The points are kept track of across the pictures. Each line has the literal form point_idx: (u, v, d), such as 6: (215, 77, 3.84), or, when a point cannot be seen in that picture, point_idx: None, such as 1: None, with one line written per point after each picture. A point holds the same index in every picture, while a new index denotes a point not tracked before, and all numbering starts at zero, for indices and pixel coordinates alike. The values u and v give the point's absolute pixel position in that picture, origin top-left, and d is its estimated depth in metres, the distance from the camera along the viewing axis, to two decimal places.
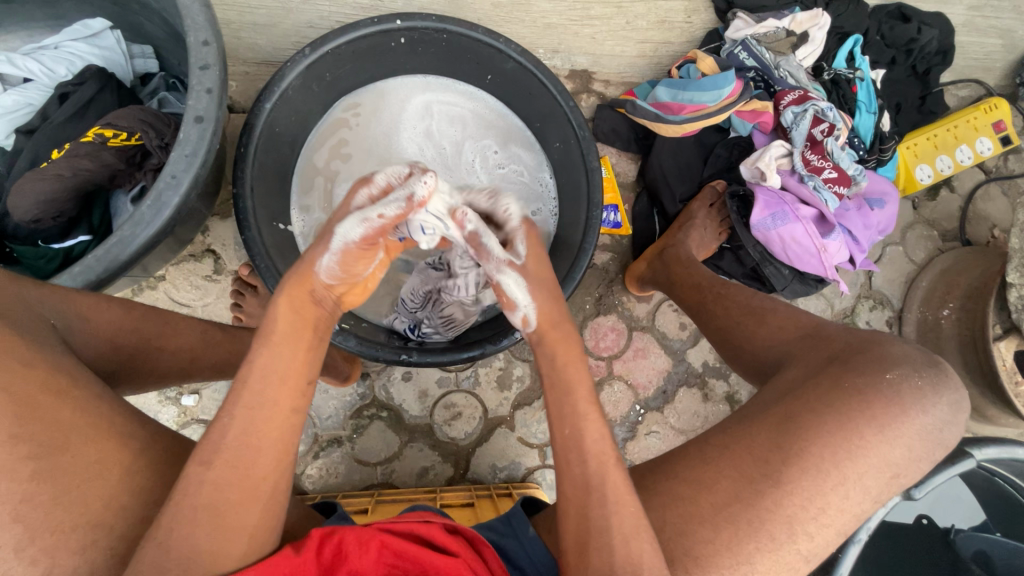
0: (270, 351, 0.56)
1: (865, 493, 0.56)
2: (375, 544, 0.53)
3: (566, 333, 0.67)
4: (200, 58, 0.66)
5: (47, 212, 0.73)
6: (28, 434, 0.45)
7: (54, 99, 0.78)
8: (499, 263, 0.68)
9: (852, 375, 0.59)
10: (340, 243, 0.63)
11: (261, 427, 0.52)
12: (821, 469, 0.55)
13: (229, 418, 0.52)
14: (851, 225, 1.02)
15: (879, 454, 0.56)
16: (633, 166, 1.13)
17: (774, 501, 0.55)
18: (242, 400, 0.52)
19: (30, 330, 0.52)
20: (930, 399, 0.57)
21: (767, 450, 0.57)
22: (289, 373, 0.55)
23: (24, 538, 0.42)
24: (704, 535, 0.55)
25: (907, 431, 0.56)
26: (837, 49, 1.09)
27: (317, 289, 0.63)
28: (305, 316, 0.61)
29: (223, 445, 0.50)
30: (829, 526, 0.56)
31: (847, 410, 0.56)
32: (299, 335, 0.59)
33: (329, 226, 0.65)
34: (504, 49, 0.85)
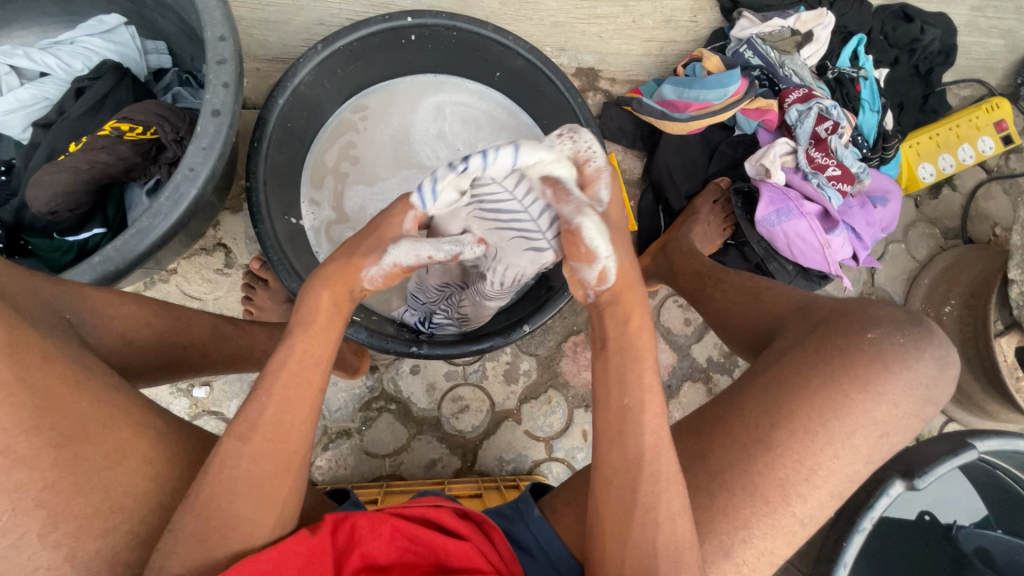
0: (310, 337, 0.54)
1: (854, 453, 0.57)
2: (387, 528, 0.55)
3: (640, 298, 0.59)
4: (217, 53, 0.67)
5: (64, 204, 0.74)
6: (49, 423, 0.46)
7: (71, 93, 0.79)
8: (579, 203, 0.57)
9: (837, 336, 0.60)
10: (391, 264, 0.59)
11: (298, 404, 0.51)
12: (809, 430, 0.56)
13: (268, 396, 0.50)
14: (854, 223, 1.03)
15: (865, 413, 0.57)
16: (639, 163, 1.14)
17: (765, 464, 0.56)
18: (281, 380, 0.51)
19: (47, 323, 0.53)
20: (912, 354, 0.58)
21: (756, 417, 0.58)
22: (323, 358, 0.54)
23: (47, 524, 0.44)
24: (703, 502, 0.56)
25: (893, 388, 0.57)
26: (840, 49, 1.10)
27: (355, 290, 0.60)
28: (342, 312, 0.58)
29: (263, 421, 0.49)
30: (821, 486, 0.57)
31: (834, 372, 0.57)
32: (335, 325, 0.57)
33: (378, 241, 0.59)
34: (513, 47, 0.87)
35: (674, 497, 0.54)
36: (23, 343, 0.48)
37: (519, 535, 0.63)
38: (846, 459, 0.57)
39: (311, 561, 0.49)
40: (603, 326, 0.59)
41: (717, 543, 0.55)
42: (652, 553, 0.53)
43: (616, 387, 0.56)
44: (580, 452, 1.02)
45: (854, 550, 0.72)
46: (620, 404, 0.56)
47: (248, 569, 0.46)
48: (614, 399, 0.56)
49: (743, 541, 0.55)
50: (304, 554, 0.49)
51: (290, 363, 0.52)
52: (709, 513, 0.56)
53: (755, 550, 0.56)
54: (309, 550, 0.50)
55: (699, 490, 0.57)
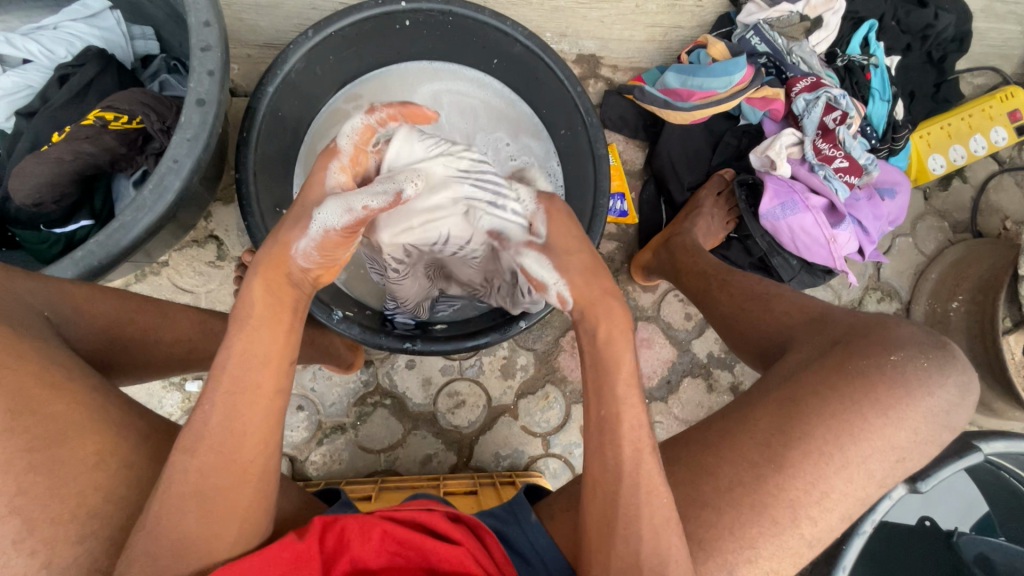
0: (248, 334, 0.51)
1: (869, 478, 0.56)
2: (377, 533, 0.53)
3: (617, 307, 0.58)
4: (201, 40, 0.65)
5: (48, 196, 0.72)
6: (24, 426, 0.45)
7: (54, 81, 0.77)
8: (518, 244, 0.64)
9: (855, 357, 0.58)
10: (320, 229, 0.55)
11: (241, 410, 0.49)
12: (822, 453, 0.55)
13: (210, 403, 0.49)
14: (862, 216, 1.00)
15: (883, 438, 0.55)
16: (640, 153, 1.11)
17: (775, 485, 0.54)
18: (229, 386, 0.49)
19: (26, 323, 0.51)
20: (936, 380, 0.56)
21: (768, 435, 0.57)
22: (271, 356, 0.51)
23: (24, 529, 0.43)
24: (708, 518, 0.55)
25: (911, 414, 0.56)
26: (850, 36, 1.06)
27: (294, 272, 0.55)
28: (283, 299, 0.54)
29: (207, 430, 0.48)
30: (832, 509, 0.55)
31: (852, 394, 0.56)
32: (278, 318, 0.53)
33: (306, 205, 0.56)
34: (511, 32, 0.84)
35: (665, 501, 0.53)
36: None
37: (513, 539, 0.62)
38: (861, 483, 0.56)
39: (298, 564, 0.49)
40: (582, 337, 0.60)
41: (720, 561, 0.54)
42: (644, 561, 0.52)
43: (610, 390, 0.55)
44: (578, 448, 1.01)
45: (854, 553, 0.73)
46: (618, 411, 0.55)
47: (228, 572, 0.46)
48: (611, 408, 0.55)
49: (749, 561, 0.54)
50: (291, 557, 0.49)
51: (229, 367, 0.50)
52: (715, 529, 0.54)
53: (760, 570, 0.54)
54: (297, 552, 0.49)
55: (704, 507, 0.55)
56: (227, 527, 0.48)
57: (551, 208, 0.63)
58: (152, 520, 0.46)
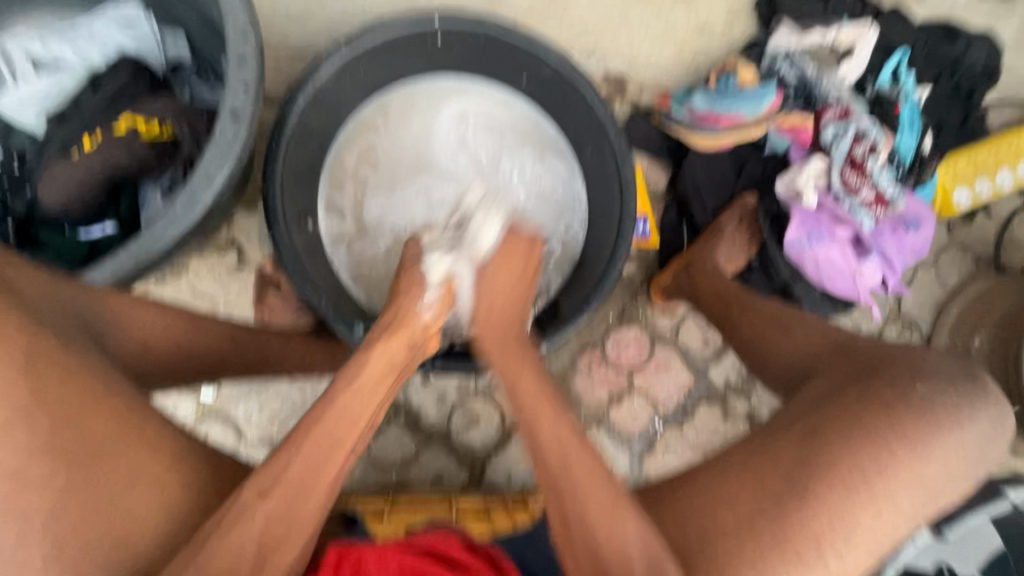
0: (352, 394, 0.55)
1: (900, 513, 0.54)
2: (395, 558, 0.53)
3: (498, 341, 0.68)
4: (235, 51, 0.65)
5: (76, 199, 0.74)
6: (63, 444, 0.45)
7: (87, 87, 0.77)
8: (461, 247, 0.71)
9: (881, 387, 0.57)
10: (438, 280, 0.67)
11: (322, 464, 0.51)
12: (849, 485, 0.53)
13: (295, 450, 0.51)
14: (886, 248, 0.99)
15: (911, 472, 0.54)
16: (664, 175, 1.10)
17: (799, 517, 0.53)
18: (311, 438, 0.51)
19: (62, 328, 0.52)
20: (966, 413, 0.56)
21: (793, 466, 0.55)
22: (360, 418, 0.54)
23: (52, 552, 0.43)
24: (728, 547, 0.53)
25: (942, 447, 0.55)
26: (882, 64, 1.05)
27: (416, 332, 0.64)
28: (393, 362, 0.61)
29: (285, 476, 0.50)
30: (859, 546, 0.53)
31: (875, 424, 0.55)
32: (380, 382, 0.58)
33: (413, 270, 0.68)
34: (543, 55, 0.85)
35: None
36: (24, 357, 0.45)
37: None
38: (891, 520, 0.54)
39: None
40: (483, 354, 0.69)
41: None
42: None
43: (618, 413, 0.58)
44: None
45: None
46: None
47: None
48: None
49: None
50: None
51: (324, 421, 0.52)
52: (736, 559, 0.53)
53: None
54: None
55: (726, 535, 0.54)
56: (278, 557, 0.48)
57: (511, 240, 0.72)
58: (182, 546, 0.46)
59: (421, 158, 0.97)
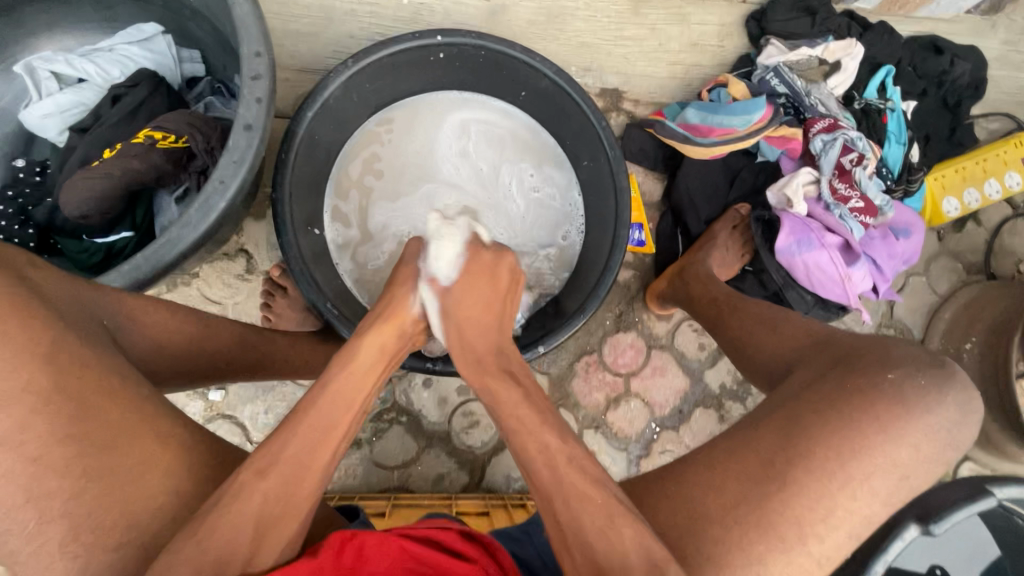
0: (347, 378, 0.59)
1: (873, 495, 0.56)
2: (394, 547, 0.55)
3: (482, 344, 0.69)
4: (252, 69, 0.69)
5: (95, 208, 0.77)
6: (82, 433, 0.48)
7: (107, 100, 0.81)
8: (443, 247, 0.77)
9: (854, 375, 0.60)
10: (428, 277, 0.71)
11: (318, 446, 0.54)
12: (826, 469, 0.56)
13: (290, 435, 0.54)
14: (876, 255, 1.02)
15: (885, 456, 0.56)
16: (659, 185, 1.14)
17: (780, 501, 0.55)
18: (308, 421, 0.55)
19: (81, 325, 0.55)
20: (933, 398, 0.58)
21: (772, 453, 0.58)
22: (354, 401, 0.58)
23: (68, 534, 0.46)
24: (713, 531, 0.55)
25: (912, 431, 0.57)
26: (868, 80, 1.10)
27: (406, 324, 0.68)
28: (385, 352, 0.65)
29: (281, 457, 0.52)
30: (839, 528, 0.55)
31: (851, 411, 0.57)
32: (375, 367, 0.62)
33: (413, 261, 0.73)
34: (541, 67, 0.87)
35: None
36: (42, 354, 0.48)
37: None
38: (866, 501, 0.56)
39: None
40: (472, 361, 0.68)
41: None
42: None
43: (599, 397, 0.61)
44: None
45: None
46: None
47: None
48: None
49: None
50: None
51: (321, 405, 0.56)
52: (722, 543, 0.54)
53: None
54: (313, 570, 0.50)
55: (709, 520, 0.56)
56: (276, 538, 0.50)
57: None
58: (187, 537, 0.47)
59: (424, 167, 1.02)
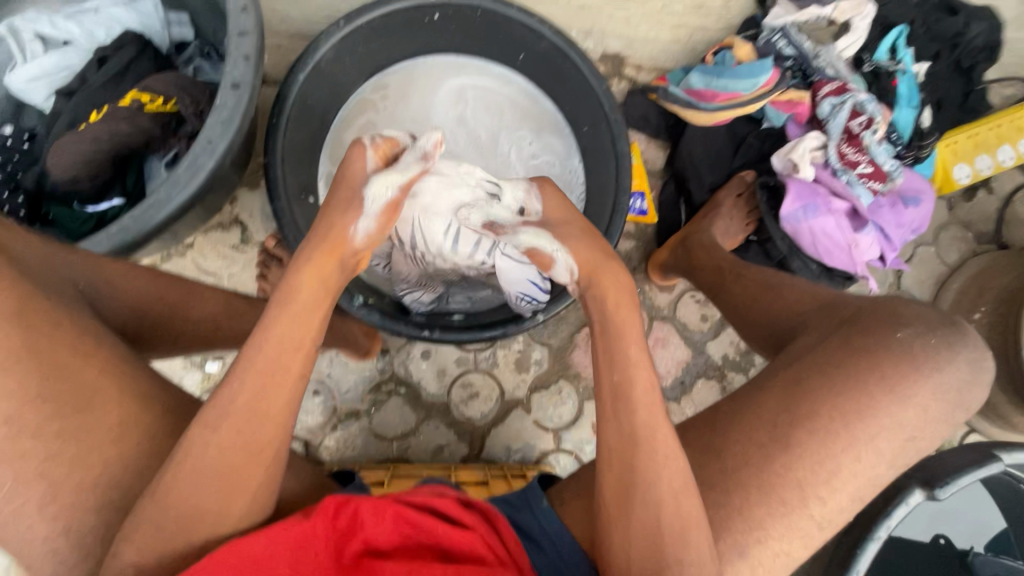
0: (289, 319, 0.54)
1: (878, 456, 0.55)
2: (390, 514, 0.54)
3: (612, 275, 0.62)
4: (239, 25, 0.66)
5: (84, 172, 0.75)
6: (55, 394, 0.47)
7: (93, 62, 0.79)
8: (511, 225, 0.71)
9: (863, 337, 0.58)
10: (379, 205, 0.62)
11: (271, 393, 0.51)
12: (829, 431, 0.55)
13: (240, 382, 0.51)
14: (884, 223, 0.99)
15: (890, 416, 0.55)
16: (660, 153, 1.11)
17: (782, 464, 0.54)
18: (253, 367, 0.51)
19: (57, 291, 0.53)
20: (944, 356, 0.56)
21: (776, 416, 0.56)
22: (303, 339, 0.54)
23: (47, 495, 0.46)
24: (717, 500, 0.55)
25: (921, 391, 0.55)
26: (879, 41, 1.06)
27: (347, 255, 0.61)
28: (328, 283, 0.58)
29: (233, 408, 0.50)
30: (842, 489, 0.55)
31: (858, 371, 0.56)
32: (318, 304, 0.57)
33: (353, 189, 0.62)
34: (538, 28, 0.85)
35: (671, 484, 0.53)
36: (14, 314, 0.47)
37: (524, 524, 0.62)
38: (870, 462, 0.55)
39: (302, 544, 0.50)
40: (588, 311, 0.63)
41: (731, 542, 0.53)
42: (663, 542, 0.52)
43: (605, 364, 0.58)
44: (589, 444, 1.00)
45: (868, 558, 0.72)
46: (633, 378, 0.56)
47: (236, 553, 0.48)
48: (623, 373, 0.57)
49: (758, 541, 0.54)
50: (297, 538, 0.49)
51: (266, 348, 0.52)
52: (719, 506, 0.54)
53: (769, 551, 0.54)
54: (301, 534, 0.50)
55: (713, 488, 0.55)
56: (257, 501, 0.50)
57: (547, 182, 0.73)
58: (161, 489, 0.47)
59: (421, 134, 1.00)
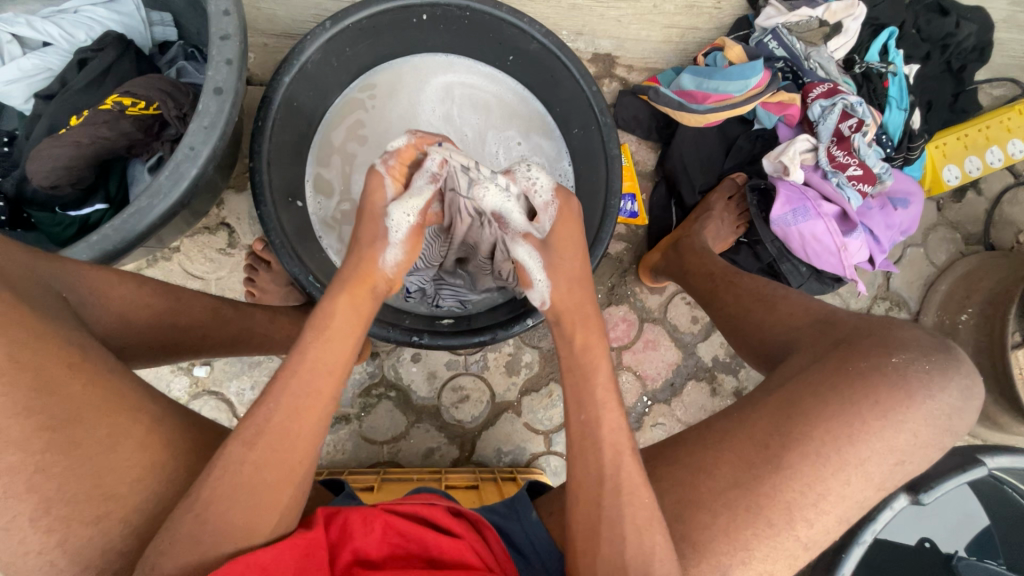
0: (323, 344, 0.56)
1: (867, 480, 0.55)
2: (379, 524, 0.54)
3: (583, 317, 0.66)
4: (221, 28, 0.65)
5: (65, 178, 0.74)
6: (42, 406, 0.46)
7: (73, 64, 0.78)
8: (515, 233, 0.69)
9: (856, 359, 0.58)
10: (401, 232, 0.66)
11: (302, 417, 0.52)
12: (821, 453, 0.54)
13: (275, 401, 0.52)
14: (873, 225, 1.00)
15: (882, 441, 0.55)
16: (652, 154, 1.11)
17: (771, 485, 0.54)
18: (289, 388, 0.53)
19: (41, 302, 0.52)
20: (937, 383, 0.56)
21: (766, 434, 0.57)
22: (336, 367, 0.56)
23: (38, 508, 0.45)
24: (701, 518, 0.55)
25: (913, 416, 0.55)
26: (870, 42, 1.05)
27: (378, 284, 0.65)
28: (359, 311, 0.61)
29: (265, 425, 0.51)
30: (829, 512, 0.55)
31: (850, 393, 0.56)
32: (350, 332, 0.59)
33: (377, 218, 0.66)
34: (528, 29, 0.83)
35: (636, 517, 0.54)
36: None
37: (514, 533, 0.63)
38: (859, 486, 0.55)
39: (307, 553, 0.49)
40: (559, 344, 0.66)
41: (714, 562, 0.54)
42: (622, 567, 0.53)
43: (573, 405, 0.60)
44: None
45: (853, 561, 0.74)
46: (599, 417, 0.59)
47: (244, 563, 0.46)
48: (589, 411, 0.59)
49: (742, 561, 0.54)
50: (302, 546, 0.49)
51: (300, 373, 0.54)
52: (706, 520, 0.55)
53: (754, 571, 0.54)
54: (304, 543, 0.50)
55: (699, 506, 0.55)
56: (258, 521, 0.49)
57: (563, 209, 0.69)
58: None
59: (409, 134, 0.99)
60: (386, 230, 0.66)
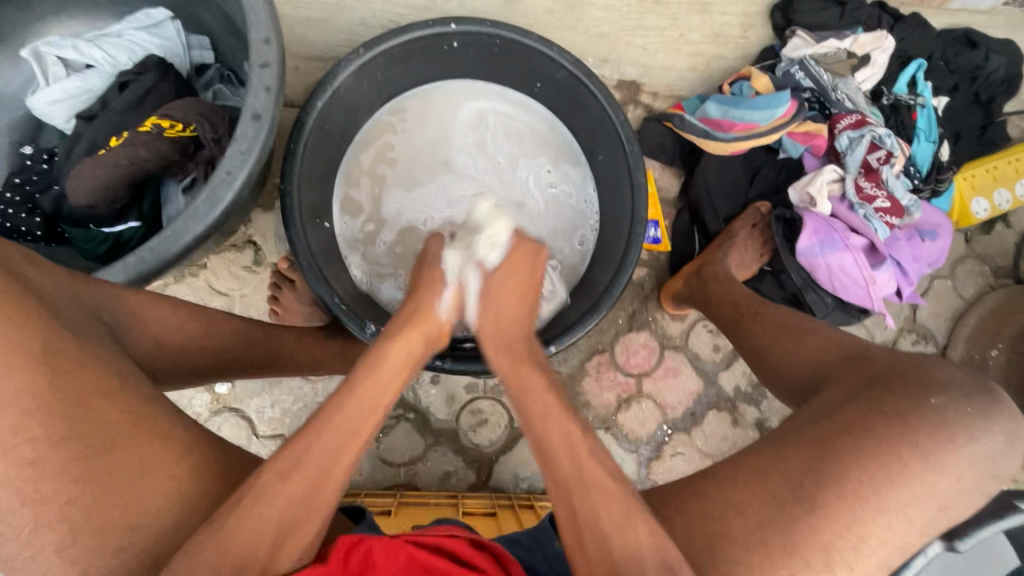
0: (372, 382, 0.56)
1: (909, 524, 0.53)
2: (403, 555, 0.52)
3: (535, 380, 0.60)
4: (261, 56, 0.67)
5: (102, 198, 0.75)
6: (77, 435, 0.46)
7: (114, 87, 0.80)
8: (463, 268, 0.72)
9: (893, 398, 0.57)
10: (454, 278, 0.71)
11: (345, 449, 0.52)
12: (858, 494, 0.53)
13: (316, 436, 0.51)
14: (901, 257, 0.98)
15: (922, 484, 0.53)
16: (675, 181, 1.10)
17: (808, 525, 0.53)
18: (332, 423, 0.52)
19: (79, 325, 0.53)
20: (980, 425, 0.55)
21: (799, 473, 0.55)
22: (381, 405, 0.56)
23: (66, 538, 0.44)
24: (735, 554, 0.53)
25: (954, 459, 0.54)
26: (898, 74, 1.05)
27: (430, 331, 0.66)
28: (412, 352, 0.62)
29: (304, 459, 0.50)
30: (870, 555, 0.53)
31: (888, 437, 0.54)
32: (398, 374, 0.59)
33: (433, 266, 0.72)
34: (558, 59, 0.84)
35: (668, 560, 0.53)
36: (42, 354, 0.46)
37: (539, 565, 0.62)
38: (900, 530, 0.53)
39: None
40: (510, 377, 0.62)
41: None
42: None
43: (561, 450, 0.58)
44: None
45: None
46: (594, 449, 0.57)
47: None
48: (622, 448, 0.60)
49: None
50: None
51: (348, 406, 0.54)
52: (738, 558, 0.53)
53: None
54: None
55: (732, 541, 0.54)
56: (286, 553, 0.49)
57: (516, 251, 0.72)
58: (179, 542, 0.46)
59: (437, 158, 1.00)
60: (440, 276, 0.71)
